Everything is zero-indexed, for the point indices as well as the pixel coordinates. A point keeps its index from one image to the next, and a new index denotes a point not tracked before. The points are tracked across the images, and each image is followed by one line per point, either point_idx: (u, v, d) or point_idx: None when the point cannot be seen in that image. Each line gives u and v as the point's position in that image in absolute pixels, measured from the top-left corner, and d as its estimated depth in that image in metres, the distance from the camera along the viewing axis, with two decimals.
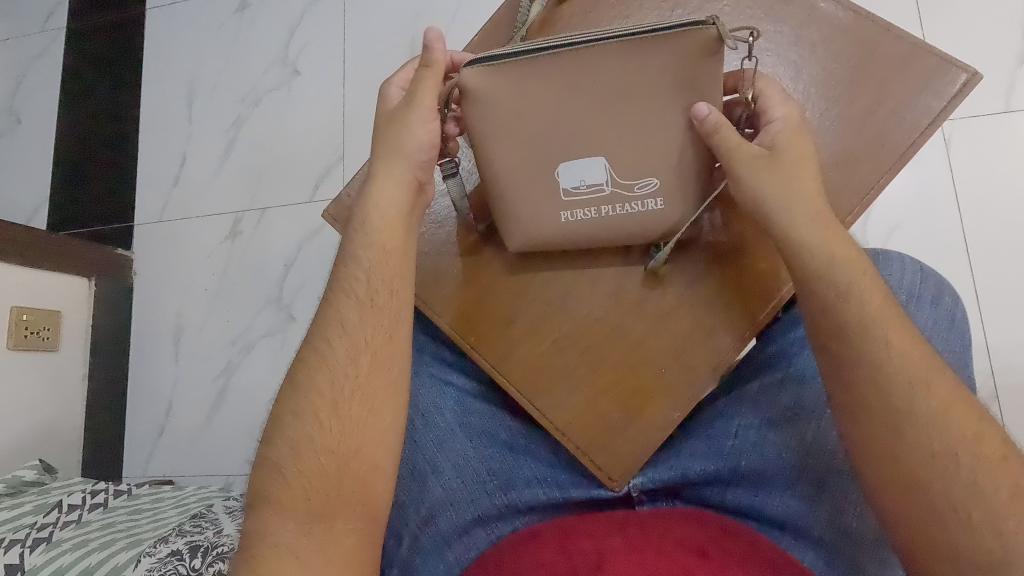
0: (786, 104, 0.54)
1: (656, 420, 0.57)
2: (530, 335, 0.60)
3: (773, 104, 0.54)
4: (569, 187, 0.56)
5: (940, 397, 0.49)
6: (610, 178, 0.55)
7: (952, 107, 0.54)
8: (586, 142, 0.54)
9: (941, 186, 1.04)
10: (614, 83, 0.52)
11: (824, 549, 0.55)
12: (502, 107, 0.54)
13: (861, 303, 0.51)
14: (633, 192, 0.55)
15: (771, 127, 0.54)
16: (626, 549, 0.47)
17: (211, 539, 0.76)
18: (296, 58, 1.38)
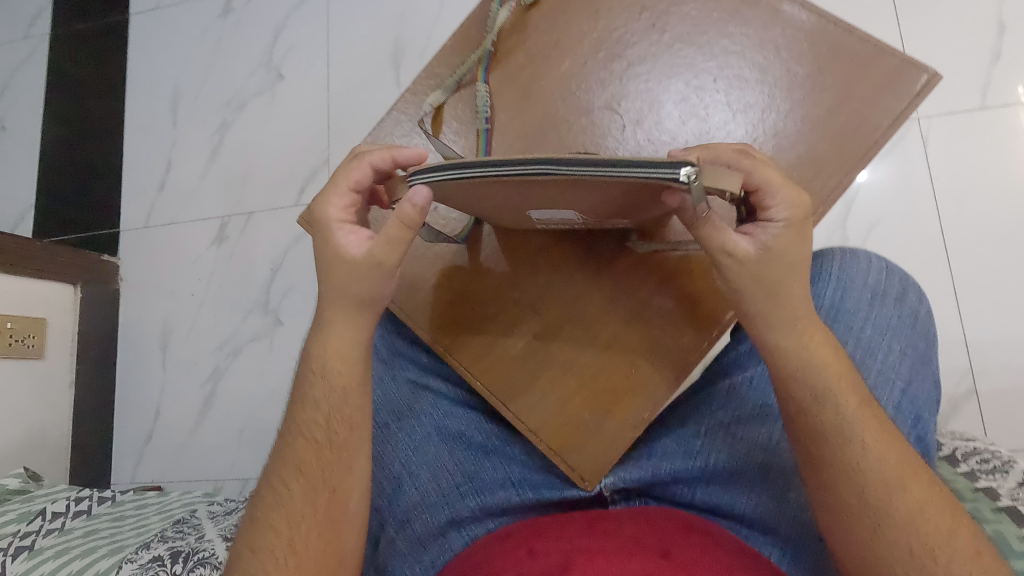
0: (790, 207, 0.48)
1: (625, 421, 0.58)
2: (502, 337, 0.61)
3: (775, 204, 0.48)
4: (539, 218, 0.55)
5: (915, 494, 0.50)
6: (581, 218, 0.54)
7: (914, 107, 0.55)
8: (556, 208, 0.51)
9: (918, 184, 1.05)
10: (578, 194, 0.46)
11: (789, 546, 0.56)
12: (462, 195, 0.49)
13: (838, 409, 0.51)
14: (603, 222, 0.55)
15: (765, 229, 0.49)
16: (592, 550, 0.48)
17: (193, 545, 0.77)
18: (280, 62, 1.39)
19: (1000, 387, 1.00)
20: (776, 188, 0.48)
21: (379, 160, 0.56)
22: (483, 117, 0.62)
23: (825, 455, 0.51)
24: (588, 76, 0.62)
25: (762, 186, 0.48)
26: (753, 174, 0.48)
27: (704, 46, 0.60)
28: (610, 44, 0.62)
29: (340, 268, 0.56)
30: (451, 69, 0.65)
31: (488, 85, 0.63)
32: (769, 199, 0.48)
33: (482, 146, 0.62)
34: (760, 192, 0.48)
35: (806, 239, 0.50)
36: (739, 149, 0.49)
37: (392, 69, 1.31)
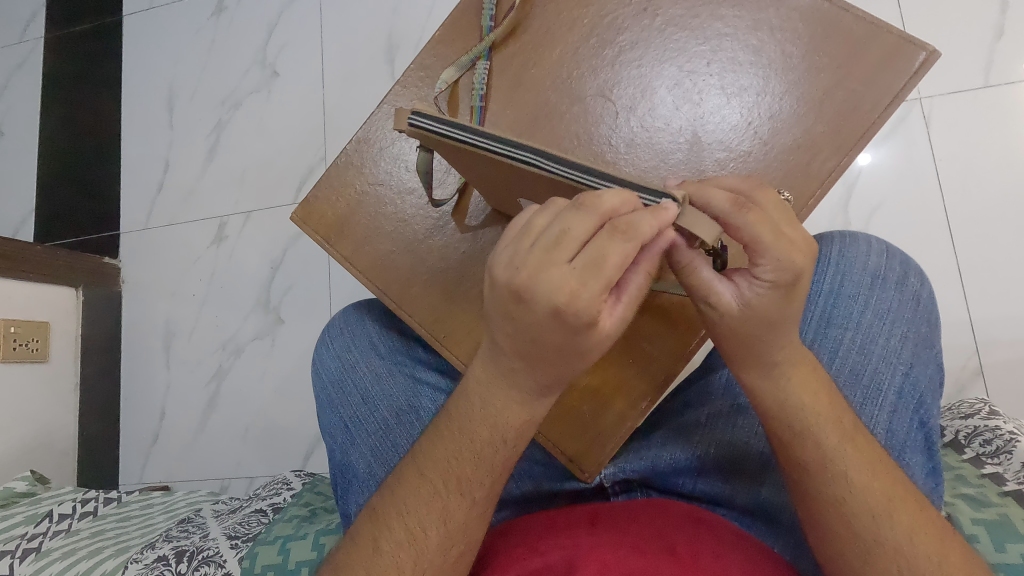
0: (776, 269, 0.42)
1: (626, 406, 0.55)
2: None
3: (762, 262, 0.43)
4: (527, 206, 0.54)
5: (905, 523, 0.45)
6: None
7: (912, 85, 0.53)
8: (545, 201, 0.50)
9: (923, 166, 1.04)
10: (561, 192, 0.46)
11: (792, 535, 0.55)
12: (453, 154, 0.49)
13: (818, 443, 0.48)
14: None
15: (752, 283, 0.44)
16: (595, 551, 0.47)
17: (197, 543, 0.76)
18: (274, 59, 1.38)
19: (1006, 367, 0.98)
20: (764, 247, 0.42)
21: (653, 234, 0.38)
22: (477, 96, 0.62)
23: (809, 487, 0.48)
24: (580, 63, 0.61)
25: (752, 242, 0.43)
26: (741, 230, 0.42)
27: (697, 29, 0.59)
28: (601, 29, 0.61)
29: (567, 368, 0.42)
30: (441, 61, 0.65)
31: (487, 63, 0.62)
32: (758, 255, 0.43)
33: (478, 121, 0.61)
34: (747, 247, 0.43)
35: (794, 299, 0.44)
36: (734, 198, 0.43)
37: (386, 63, 1.30)
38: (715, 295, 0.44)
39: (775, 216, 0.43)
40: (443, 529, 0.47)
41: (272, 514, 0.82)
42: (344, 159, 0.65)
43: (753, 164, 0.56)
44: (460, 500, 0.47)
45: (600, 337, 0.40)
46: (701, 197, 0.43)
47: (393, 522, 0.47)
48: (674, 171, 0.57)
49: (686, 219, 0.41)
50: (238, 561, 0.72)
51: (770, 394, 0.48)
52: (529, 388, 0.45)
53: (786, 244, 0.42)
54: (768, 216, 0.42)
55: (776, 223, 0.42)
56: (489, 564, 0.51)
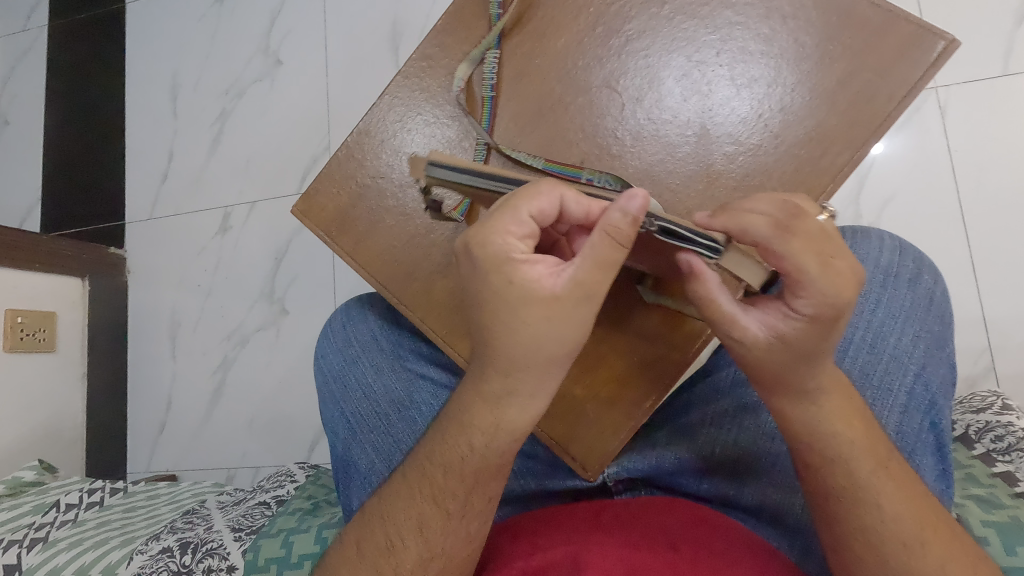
0: (818, 303, 0.41)
1: (628, 407, 0.55)
2: None
3: (804, 295, 0.41)
4: None
5: (937, 553, 0.44)
6: None
7: (930, 75, 0.51)
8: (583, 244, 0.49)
9: (935, 157, 1.01)
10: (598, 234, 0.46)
11: (799, 538, 0.54)
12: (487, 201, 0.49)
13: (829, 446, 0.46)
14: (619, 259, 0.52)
15: (786, 318, 0.43)
16: (611, 553, 0.46)
17: (201, 536, 0.76)
18: (278, 47, 1.36)
19: (1019, 363, 0.97)
20: (809, 279, 0.40)
21: (575, 201, 0.43)
22: (489, 86, 0.61)
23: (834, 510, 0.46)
24: (585, 53, 0.59)
25: (795, 273, 0.41)
26: (784, 259, 0.41)
27: (707, 17, 0.57)
28: (607, 18, 0.59)
29: (513, 335, 0.43)
30: (443, 51, 0.63)
31: (499, 52, 0.61)
32: (800, 288, 0.41)
33: (486, 114, 0.60)
34: (789, 278, 0.41)
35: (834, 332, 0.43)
36: (775, 222, 0.41)
37: (390, 51, 1.28)
38: (739, 328, 0.44)
39: (822, 244, 0.41)
40: (420, 539, 0.48)
41: (276, 506, 0.81)
42: (345, 152, 0.64)
43: (761, 158, 0.54)
44: (443, 510, 0.48)
45: (529, 284, 0.42)
46: (740, 227, 0.42)
47: (376, 528, 0.49)
48: (681, 166, 0.56)
49: (727, 259, 0.44)
50: (241, 554, 0.72)
51: (788, 405, 0.47)
52: (492, 383, 0.45)
53: (834, 276, 0.40)
54: (815, 245, 0.40)
55: (824, 252, 0.40)
56: (495, 562, 0.50)
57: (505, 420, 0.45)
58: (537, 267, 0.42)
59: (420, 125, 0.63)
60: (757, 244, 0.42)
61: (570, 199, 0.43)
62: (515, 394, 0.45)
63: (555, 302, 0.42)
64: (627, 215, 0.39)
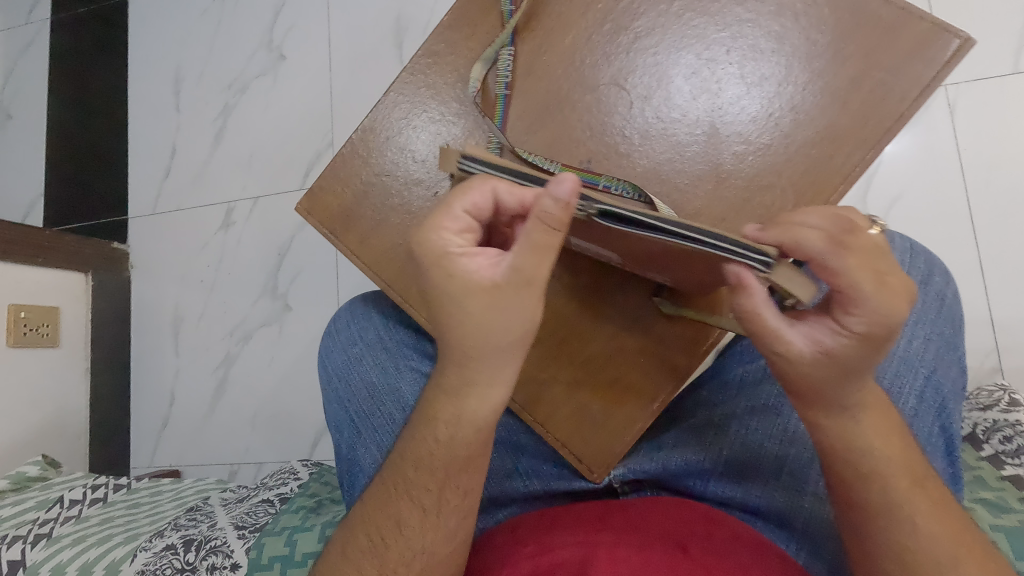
0: (870, 321, 0.40)
1: (635, 410, 0.54)
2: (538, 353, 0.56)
3: (856, 312, 0.40)
4: (580, 244, 0.51)
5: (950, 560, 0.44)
6: (621, 259, 0.50)
7: (944, 75, 0.51)
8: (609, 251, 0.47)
9: (944, 156, 1.01)
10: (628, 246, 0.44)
11: (807, 541, 0.53)
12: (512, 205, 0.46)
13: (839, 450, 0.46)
14: (644, 272, 0.51)
15: (834, 334, 0.42)
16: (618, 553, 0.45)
17: (205, 533, 0.76)
18: (281, 42, 1.35)
19: None
20: (863, 296, 0.39)
21: (507, 190, 0.42)
22: (503, 84, 0.60)
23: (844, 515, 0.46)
24: (593, 50, 0.58)
25: (849, 290, 0.40)
26: (839, 275, 0.40)
27: (718, 15, 0.56)
28: (615, 15, 0.58)
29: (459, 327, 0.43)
30: (450, 47, 0.62)
31: (513, 50, 0.60)
32: (853, 305, 0.40)
33: (500, 113, 0.59)
34: (842, 294, 0.40)
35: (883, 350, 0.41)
36: (829, 237, 0.40)
37: (394, 46, 1.27)
38: (785, 343, 0.43)
39: (876, 260, 0.40)
40: (400, 537, 0.49)
41: (280, 504, 0.81)
42: (349, 150, 0.63)
43: (770, 158, 0.53)
44: (434, 505, 0.50)
45: (465, 277, 0.42)
46: (794, 241, 0.41)
47: (358, 530, 0.51)
48: (691, 165, 0.55)
49: (778, 274, 0.39)
50: (245, 552, 0.72)
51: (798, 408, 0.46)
52: (450, 376, 0.46)
53: (888, 293, 0.39)
54: (869, 261, 0.40)
55: (878, 269, 0.40)
56: (500, 562, 0.50)
57: (466, 411, 0.46)
58: (472, 259, 0.42)
59: (425, 123, 0.62)
60: (812, 259, 0.41)
61: (506, 189, 0.42)
62: (475, 383, 0.45)
63: (495, 290, 0.42)
64: (558, 202, 0.38)
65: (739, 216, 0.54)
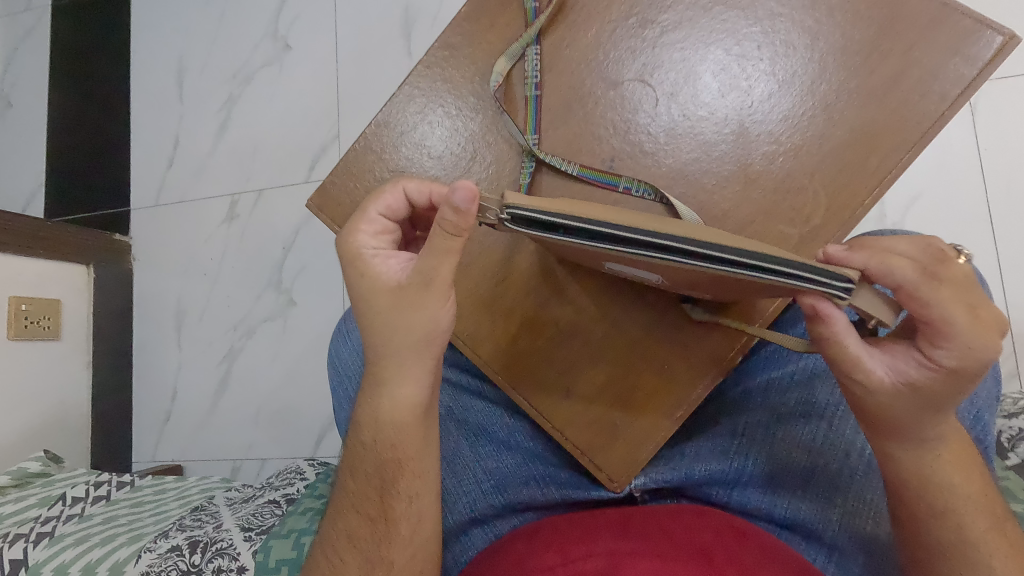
0: (961, 356, 0.41)
1: (658, 420, 0.53)
2: (566, 369, 0.54)
3: (946, 346, 0.41)
4: (618, 267, 0.48)
5: None
6: (661, 280, 0.48)
7: (986, 74, 0.49)
8: (655, 275, 0.46)
9: (963, 158, 0.99)
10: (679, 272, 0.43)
11: (835, 553, 0.52)
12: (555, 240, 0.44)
13: None
14: (680, 291, 0.49)
15: (918, 367, 0.42)
16: (642, 557, 0.45)
17: (211, 535, 0.74)
18: (287, 32, 1.33)
19: None
20: (955, 330, 0.40)
21: (416, 189, 0.48)
22: (531, 84, 0.57)
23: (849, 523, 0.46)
24: (617, 45, 0.56)
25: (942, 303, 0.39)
26: (931, 306, 0.41)
27: (748, 9, 0.54)
28: (641, 8, 0.56)
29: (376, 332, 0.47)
30: (468, 39, 0.60)
31: (539, 48, 0.57)
32: (942, 338, 0.41)
33: (532, 116, 0.57)
34: (931, 325, 0.41)
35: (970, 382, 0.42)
36: (923, 269, 0.41)
37: (402, 39, 1.25)
38: (864, 371, 0.44)
39: (970, 295, 0.41)
40: (354, 551, 0.52)
41: (286, 505, 0.80)
42: (362, 144, 0.61)
43: (802, 159, 0.52)
44: (394, 514, 0.52)
45: (380, 272, 0.47)
46: (884, 267, 0.42)
47: (318, 553, 0.54)
48: (720, 166, 0.53)
49: (860, 300, 0.40)
50: (252, 554, 0.70)
51: None
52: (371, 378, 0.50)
53: (979, 327, 0.40)
54: (960, 293, 0.41)
55: (970, 304, 0.40)
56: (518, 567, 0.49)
57: (383, 410, 0.50)
58: (386, 256, 0.48)
59: (442, 118, 0.60)
60: (901, 288, 0.41)
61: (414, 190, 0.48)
62: (387, 383, 0.50)
63: (400, 290, 0.46)
64: (458, 210, 0.40)
65: (769, 218, 0.52)
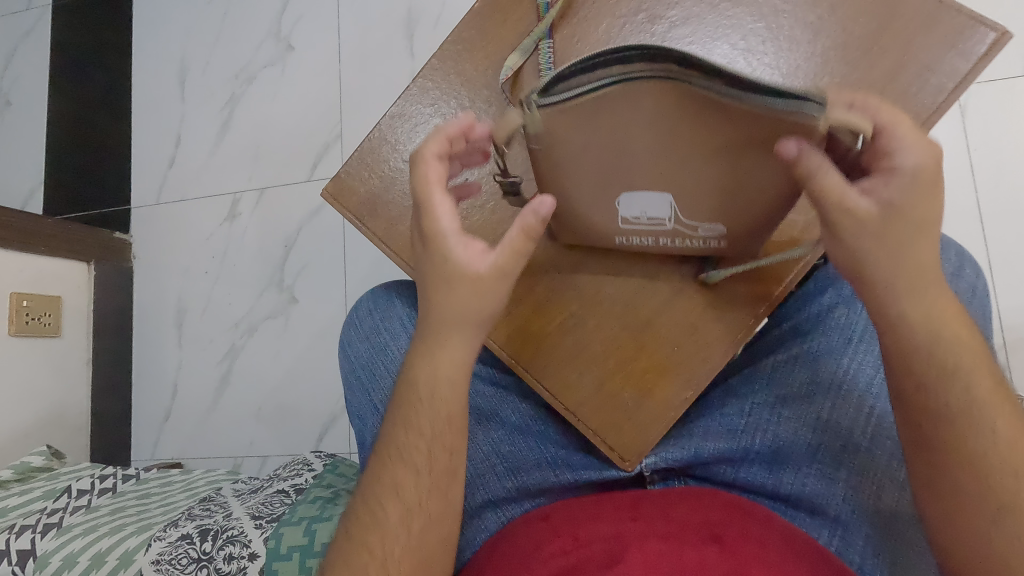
0: (918, 152, 0.42)
1: (667, 400, 0.54)
2: (576, 349, 0.56)
3: (902, 149, 0.43)
4: (629, 216, 0.51)
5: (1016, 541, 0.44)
6: (674, 216, 0.50)
7: (978, 69, 0.51)
8: (655, 178, 0.48)
9: (954, 157, 1.01)
10: (635, 143, 0.45)
11: (838, 528, 0.54)
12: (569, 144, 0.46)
13: None
14: (695, 233, 0.51)
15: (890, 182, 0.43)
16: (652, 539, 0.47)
17: (221, 523, 0.74)
18: (290, 33, 1.34)
19: None
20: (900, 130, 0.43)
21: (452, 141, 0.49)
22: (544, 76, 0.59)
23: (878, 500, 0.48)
24: (626, 39, 0.58)
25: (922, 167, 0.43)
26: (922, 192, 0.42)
27: (753, 6, 0.56)
28: (650, 4, 0.58)
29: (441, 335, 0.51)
30: (481, 34, 0.62)
31: (551, 43, 0.59)
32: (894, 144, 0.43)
33: None
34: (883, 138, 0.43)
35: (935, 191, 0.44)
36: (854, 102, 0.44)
37: (405, 39, 1.27)
38: None
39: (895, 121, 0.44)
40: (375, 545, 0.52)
41: (295, 495, 0.80)
42: (376, 136, 0.63)
43: None
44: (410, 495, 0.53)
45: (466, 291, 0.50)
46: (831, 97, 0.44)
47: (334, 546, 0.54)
48: None
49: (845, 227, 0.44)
50: (263, 542, 0.70)
51: None
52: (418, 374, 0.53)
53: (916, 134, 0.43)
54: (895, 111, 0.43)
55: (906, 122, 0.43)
56: (533, 551, 0.50)
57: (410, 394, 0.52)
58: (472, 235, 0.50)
59: (455, 109, 0.62)
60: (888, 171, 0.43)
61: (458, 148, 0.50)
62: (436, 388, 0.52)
63: (479, 281, 0.49)
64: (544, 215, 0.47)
65: None
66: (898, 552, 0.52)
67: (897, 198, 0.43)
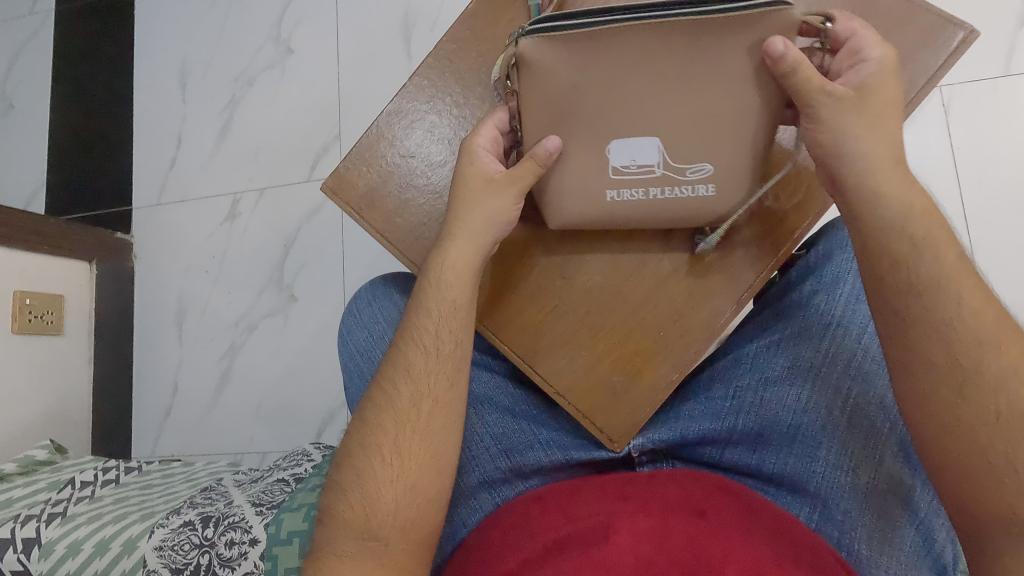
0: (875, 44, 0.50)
1: (655, 383, 0.57)
2: (568, 330, 0.58)
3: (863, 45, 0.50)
4: (619, 165, 0.53)
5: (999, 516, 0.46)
6: (662, 161, 0.52)
7: (948, 67, 0.54)
8: (642, 120, 0.51)
9: (938, 154, 1.04)
10: (623, 79, 0.49)
11: (818, 505, 0.56)
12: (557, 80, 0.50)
13: None
14: (684, 176, 0.53)
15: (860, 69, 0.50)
16: (636, 513, 0.49)
17: (223, 510, 0.76)
18: (289, 36, 1.37)
19: None
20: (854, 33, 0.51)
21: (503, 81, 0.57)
22: None
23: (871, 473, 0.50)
24: None
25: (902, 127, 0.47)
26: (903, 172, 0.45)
27: None
28: None
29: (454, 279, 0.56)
30: (475, 34, 0.64)
31: None
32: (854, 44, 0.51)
33: None
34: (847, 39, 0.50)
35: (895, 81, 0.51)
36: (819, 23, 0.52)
37: (402, 43, 1.29)
38: None
39: None
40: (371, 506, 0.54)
41: (295, 483, 0.82)
42: (374, 131, 0.65)
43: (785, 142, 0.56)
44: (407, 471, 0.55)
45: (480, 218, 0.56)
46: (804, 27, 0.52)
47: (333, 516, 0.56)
48: None
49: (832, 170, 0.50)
50: (264, 527, 0.72)
51: None
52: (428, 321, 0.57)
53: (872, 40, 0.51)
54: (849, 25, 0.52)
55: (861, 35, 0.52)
56: (523, 525, 0.52)
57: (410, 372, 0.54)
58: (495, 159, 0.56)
59: (450, 106, 0.65)
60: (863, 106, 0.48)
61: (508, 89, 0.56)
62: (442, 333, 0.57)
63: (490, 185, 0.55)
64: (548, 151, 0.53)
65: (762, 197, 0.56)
66: (876, 527, 0.54)
67: (868, 80, 0.50)
